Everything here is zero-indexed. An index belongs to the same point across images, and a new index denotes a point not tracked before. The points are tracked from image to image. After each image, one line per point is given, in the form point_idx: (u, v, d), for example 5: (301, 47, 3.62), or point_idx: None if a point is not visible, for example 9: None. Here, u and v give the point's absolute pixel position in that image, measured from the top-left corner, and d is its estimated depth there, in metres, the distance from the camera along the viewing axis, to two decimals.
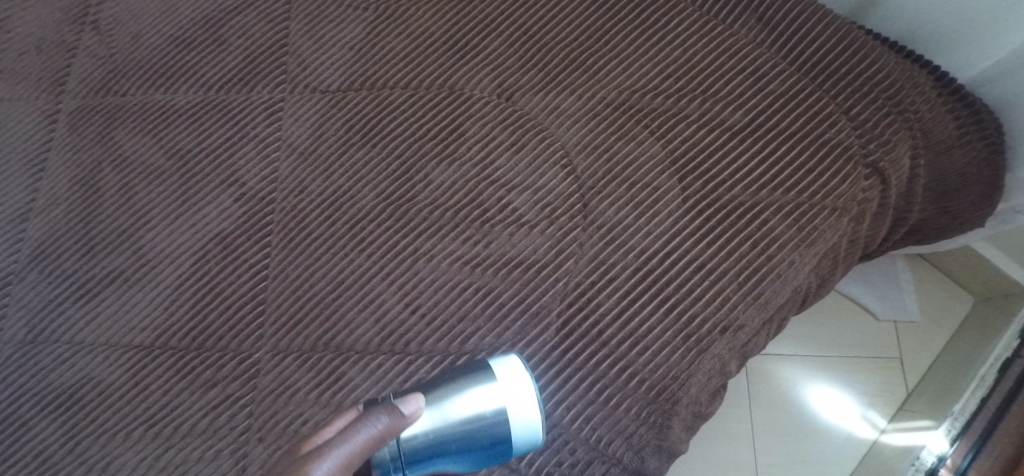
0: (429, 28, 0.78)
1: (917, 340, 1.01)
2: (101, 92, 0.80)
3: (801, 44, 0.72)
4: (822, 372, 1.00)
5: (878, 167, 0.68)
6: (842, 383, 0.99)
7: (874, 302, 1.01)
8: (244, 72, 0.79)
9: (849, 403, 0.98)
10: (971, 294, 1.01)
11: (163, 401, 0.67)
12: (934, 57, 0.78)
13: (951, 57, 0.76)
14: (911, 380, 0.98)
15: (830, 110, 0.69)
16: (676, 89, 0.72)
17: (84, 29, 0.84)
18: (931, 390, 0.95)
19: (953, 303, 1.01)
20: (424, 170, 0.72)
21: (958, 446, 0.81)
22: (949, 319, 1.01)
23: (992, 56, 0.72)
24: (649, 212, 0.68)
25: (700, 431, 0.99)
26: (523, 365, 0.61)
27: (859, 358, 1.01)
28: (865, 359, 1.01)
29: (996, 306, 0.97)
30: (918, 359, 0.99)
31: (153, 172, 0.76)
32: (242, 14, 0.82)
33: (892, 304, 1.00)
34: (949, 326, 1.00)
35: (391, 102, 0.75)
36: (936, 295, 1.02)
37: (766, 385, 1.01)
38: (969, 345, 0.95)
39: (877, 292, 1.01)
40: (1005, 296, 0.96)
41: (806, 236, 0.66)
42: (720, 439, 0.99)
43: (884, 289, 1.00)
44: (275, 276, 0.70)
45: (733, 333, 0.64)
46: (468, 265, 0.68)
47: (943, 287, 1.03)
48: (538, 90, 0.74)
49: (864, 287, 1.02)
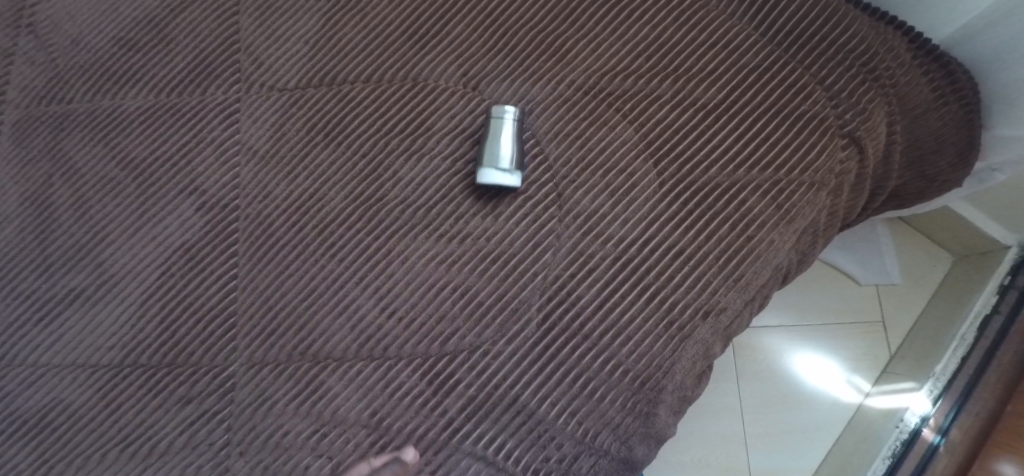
0: (387, 17, 0.74)
1: (898, 302, 0.98)
2: (44, 101, 0.77)
3: (775, 13, 0.69)
4: (806, 338, 0.98)
5: (855, 136, 0.66)
6: (828, 349, 0.97)
7: (854, 267, 0.98)
8: (196, 73, 0.75)
9: (835, 368, 0.96)
10: (950, 253, 0.98)
11: (137, 421, 0.65)
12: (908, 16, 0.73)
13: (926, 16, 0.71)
14: (893, 342, 0.96)
15: (804, 81, 0.67)
16: (647, 69, 0.69)
17: (21, 34, 0.80)
18: (913, 351, 0.93)
19: (934, 261, 0.98)
20: (392, 168, 0.69)
21: (941, 406, 0.82)
22: (930, 279, 0.98)
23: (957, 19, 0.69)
24: (625, 199, 0.66)
25: (688, 410, 0.97)
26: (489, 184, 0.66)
27: (842, 324, 0.98)
28: (847, 324, 0.98)
29: (974, 264, 0.94)
30: (900, 321, 0.97)
31: (108, 183, 0.73)
32: (189, 11, 0.78)
33: (873, 268, 0.97)
34: (930, 285, 0.97)
35: (353, 97, 0.72)
36: (917, 254, 0.99)
37: (750, 356, 0.98)
38: (950, 304, 0.93)
39: (858, 256, 0.97)
40: (983, 253, 0.93)
41: (785, 214, 0.64)
42: (709, 414, 0.97)
43: (865, 254, 0.97)
44: (244, 286, 0.68)
45: (716, 316, 0.63)
46: (445, 262, 0.66)
47: (925, 244, 0.99)
48: (504, 76, 0.71)
49: (844, 252, 0.98)
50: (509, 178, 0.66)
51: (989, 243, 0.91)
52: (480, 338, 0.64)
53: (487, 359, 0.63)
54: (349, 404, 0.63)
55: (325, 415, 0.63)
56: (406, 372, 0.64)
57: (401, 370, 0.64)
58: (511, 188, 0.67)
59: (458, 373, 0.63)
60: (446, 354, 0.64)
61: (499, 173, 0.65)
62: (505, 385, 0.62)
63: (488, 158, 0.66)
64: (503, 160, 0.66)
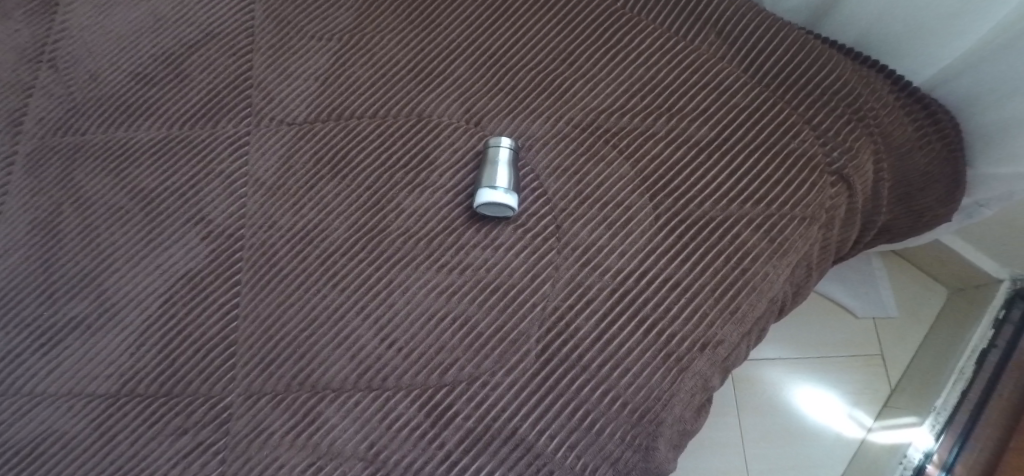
0: (394, 57, 0.78)
1: (897, 336, 1.02)
2: (60, 132, 0.79)
3: (762, 58, 0.73)
4: (806, 372, 1.01)
5: (843, 174, 0.68)
6: (828, 383, 1.00)
7: (850, 299, 1.04)
8: (208, 107, 0.78)
9: (835, 403, 0.99)
10: (944, 287, 1.04)
11: (130, 452, 0.64)
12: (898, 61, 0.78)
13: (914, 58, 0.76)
14: (893, 376, 0.99)
15: (793, 121, 0.70)
16: (642, 108, 0.72)
17: (41, 68, 0.83)
18: (913, 384, 0.98)
19: (929, 296, 1.04)
20: (395, 199, 0.71)
21: (944, 441, 0.88)
22: (926, 312, 1.03)
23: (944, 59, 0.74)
24: (622, 232, 0.67)
25: (690, 443, 0.98)
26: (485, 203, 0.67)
27: (843, 358, 1.02)
28: (848, 358, 1.01)
29: (967, 297, 1.00)
30: (899, 355, 1.01)
31: (116, 212, 0.74)
32: (204, 49, 0.81)
33: (869, 301, 1.03)
34: (927, 318, 1.03)
35: (359, 132, 0.74)
36: (911, 288, 1.05)
37: (751, 389, 1.01)
38: (946, 336, 0.98)
39: (853, 289, 1.03)
40: (976, 286, 0.99)
41: (778, 247, 0.66)
42: (710, 449, 0.98)
43: (860, 286, 1.03)
44: (245, 315, 0.68)
45: (713, 349, 0.63)
46: (445, 292, 0.67)
47: (918, 279, 1.05)
48: (505, 113, 0.73)
49: (843, 287, 1.04)
50: (506, 196, 0.67)
51: (981, 276, 0.98)
52: (480, 369, 0.64)
53: (485, 390, 0.63)
54: (345, 437, 0.63)
55: (321, 448, 0.62)
56: (404, 403, 0.63)
57: (399, 400, 0.63)
58: (508, 210, 0.68)
59: (456, 404, 0.63)
60: (445, 385, 0.63)
61: (495, 192, 0.67)
62: (503, 417, 0.62)
63: (486, 179, 0.68)
64: (500, 181, 0.68)
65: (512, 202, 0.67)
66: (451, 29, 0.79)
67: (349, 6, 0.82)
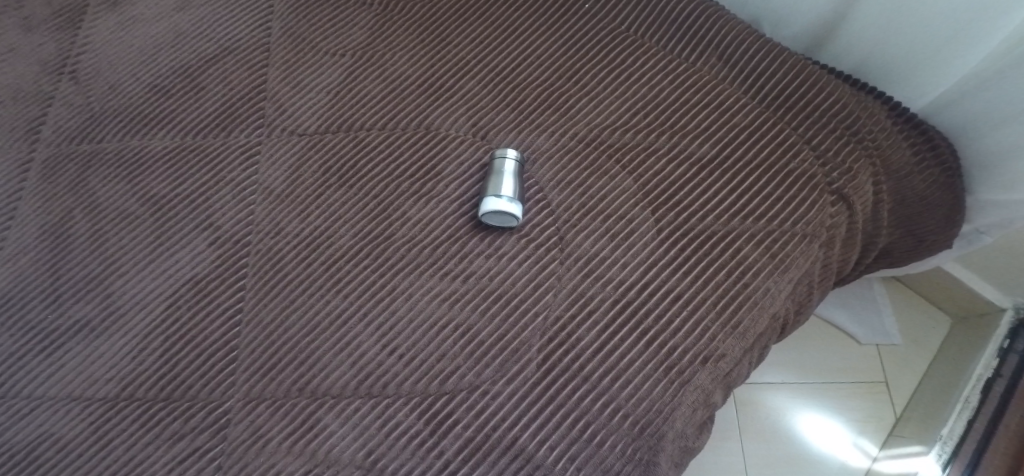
0: (405, 71, 0.81)
1: (901, 363, 1.02)
2: (77, 140, 0.81)
3: (762, 80, 0.75)
4: (808, 397, 1.01)
5: (843, 193, 0.69)
6: (830, 409, 1.00)
7: (853, 325, 1.04)
8: (222, 117, 0.80)
9: (838, 430, 0.98)
10: (947, 315, 1.05)
11: (125, 457, 0.63)
12: (901, 87, 0.80)
13: (916, 83, 0.78)
14: (898, 404, 0.99)
15: (792, 140, 0.71)
16: (644, 124, 0.74)
17: (62, 80, 0.86)
18: (917, 413, 0.97)
19: (933, 325, 1.04)
20: (401, 209, 0.72)
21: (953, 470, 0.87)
22: (929, 340, 1.03)
23: (942, 84, 0.76)
24: (624, 244, 0.68)
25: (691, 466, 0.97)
26: (489, 210, 0.68)
27: (846, 385, 1.01)
28: (851, 384, 1.01)
29: (972, 326, 1.00)
30: (903, 383, 1.01)
31: (127, 217, 0.75)
32: (221, 62, 0.84)
33: (871, 326, 1.04)
34: (930, 346, 1.03)
35: (367, 143, 0.76)
36: (915, 315, 1.05)
37: (752, 413, 1.00)
38: (950, 366, 0.99)
39: (855, 314, 1.04)
40: (980, 316, 1.00)
41: (780, 262, 0.66)
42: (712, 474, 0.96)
43: (861, 312, 1.04)
44: (248, 320, 0.68)
45: (714, 363, 0.63)
46: (447, 300, 0.67)
47: (922, 307, 1.06)
48: (511, 127, 0.76)
49: (844, 311, 1.05)
50: (510, 205, 0.68)
51: (985, 305, 0.98)
52: (480, 378, 0.63)
53: (485, 400, 0.62)
54: (343, 444, 0.62)
55: (318, 455, 0.62)
56: (404, 411, 0.62)
57: (398, 408, 0.63)
58: (513, 220, 0.69)
59: (456, 413, 0.62)
60: (444, 394, 0.63)
61: (501, 200, 0.68)
62: (503, 427, 0.61)
63: (492, 188, 0.69)
64: (505, 189, 0.69)
65: (517, 213, 0.68)
66: (460, 47, 0.82)
67: (362, 24, 0.85)
